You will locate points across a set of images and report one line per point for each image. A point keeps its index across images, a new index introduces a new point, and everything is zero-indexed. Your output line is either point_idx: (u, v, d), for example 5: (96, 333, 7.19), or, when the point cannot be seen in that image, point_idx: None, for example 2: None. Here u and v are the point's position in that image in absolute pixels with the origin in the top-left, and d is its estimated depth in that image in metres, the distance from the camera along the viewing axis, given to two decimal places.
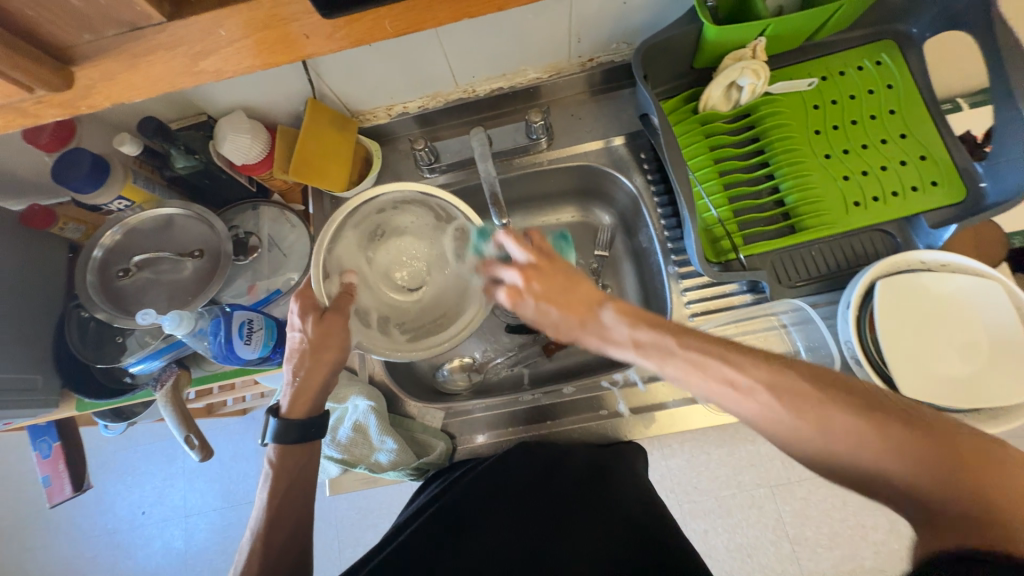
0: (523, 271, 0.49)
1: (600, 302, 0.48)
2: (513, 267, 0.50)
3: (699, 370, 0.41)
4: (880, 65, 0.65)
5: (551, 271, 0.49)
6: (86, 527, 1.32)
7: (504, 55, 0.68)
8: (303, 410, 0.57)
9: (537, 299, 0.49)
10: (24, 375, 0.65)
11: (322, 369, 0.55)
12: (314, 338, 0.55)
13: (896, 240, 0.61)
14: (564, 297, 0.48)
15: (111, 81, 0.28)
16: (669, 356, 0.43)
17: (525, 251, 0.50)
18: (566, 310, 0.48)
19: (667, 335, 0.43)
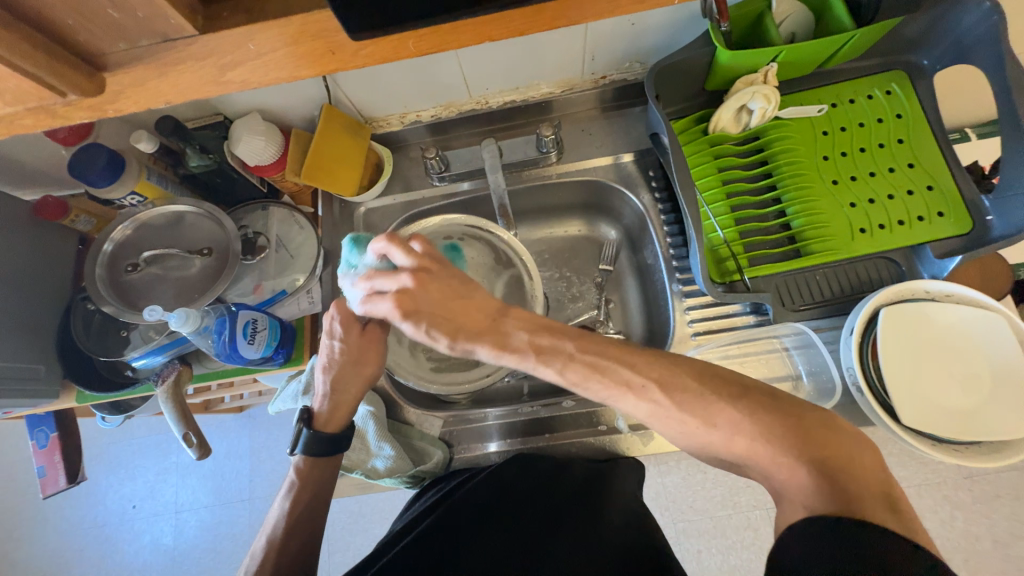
0: (414, 277, 0.45)
1: (500, 311, 0.46)
2: (388, 296, 0.44)
3: (598, 373, 0.43)
4: (890, 95, 0.66)
5: (438, 280, 0.45)
6: (76, 518, 1.31)
7: (518, 69, 0.69)
8: (334, 427, 0.58)
9: (425, 319, 0.44)
10: (28, 364, 0.66)
11: (357, 381, 0.57)
12: (347, 353, 0.56)
13: (901, 267, 0.61)
14: (457, 305, 0.45)
15: (141, 88, 0.28)
16: (568, 360, 0.43)
17: (410, 254, 0.46)
18: (461, 323, 0.45)
19: (566, 341, 0.44)
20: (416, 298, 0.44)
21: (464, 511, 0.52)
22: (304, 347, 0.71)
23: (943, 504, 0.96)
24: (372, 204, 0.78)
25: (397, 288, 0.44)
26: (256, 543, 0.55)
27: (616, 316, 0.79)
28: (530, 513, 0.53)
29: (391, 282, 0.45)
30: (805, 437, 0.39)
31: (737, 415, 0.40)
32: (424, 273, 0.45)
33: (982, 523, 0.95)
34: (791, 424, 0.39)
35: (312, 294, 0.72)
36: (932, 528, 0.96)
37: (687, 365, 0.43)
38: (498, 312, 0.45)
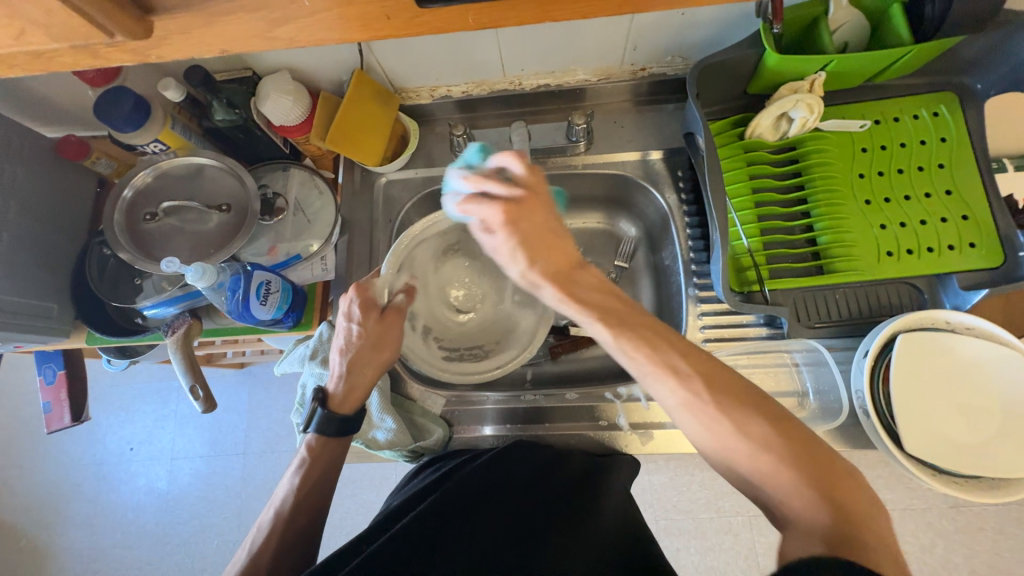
0: (513, 207, 0.44)
1: (579, 263, 0.47)
2: (493, 202, 0.44)
3: (648, 348, 0.44)
4: (936, 117, 0.63)
5: (535, 211, 0.45)
6: (75, 454, 1.35)
7: (556, 52, 0.68)
8: (349, 408, 0.59)
9: (515, 238, 0.44)
10: (42, 302, 0.66)
11: (375, 364, 0.58)
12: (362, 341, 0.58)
13: (923, 295, 0.60)
14: (548, 240, 0.45)
15: (186, 35, 0.28)
16: (624, 325, 0.45)
17: (511, 185, 0.45)
18: (545, 255, 0.45)
19: (627, 310, 0.46)
20: (521, 226, 0.44)
21: (467, 490, 0.52)
22: (314, 313, 0.71)
23: (926, 530, 0.97)
24: (394, 176, 0.77)
25: (501, 199, 0.44)
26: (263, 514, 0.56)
27: None
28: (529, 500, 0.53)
29: (493, 200, 0.44)
30: (825, 476, 0.39)
31: (769, 430, 0.40)
32: (516, 205, 0.44)
33: (962, 553, 0.96)
34: (817, 466, 0.39)
35: (326, 261, 0.71)
36: (911, 553, 0.97)
37: (739, 377, 0.43)
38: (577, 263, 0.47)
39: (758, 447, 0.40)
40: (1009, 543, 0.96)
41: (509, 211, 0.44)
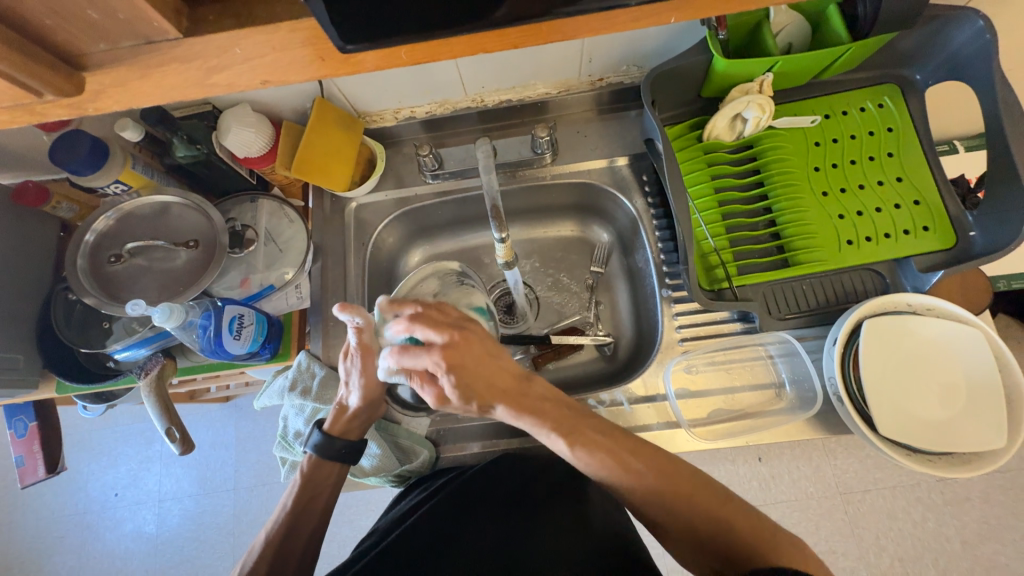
0: (445, 352, 0.49)
1: (518, 377, 0.53)
2: (433, 352, 0.49)
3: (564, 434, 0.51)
4: (882, 108, 0.66)
5: (478, 362, 0.51)
6: (56, 505, 1.30)
7: (514, 69, 0.69)
8: (343, 426, 0.61)
9: (459, 381, 0.50)
10: (5, 354, 0.64)
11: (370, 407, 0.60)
12: (365, 375, 0.58)
13: (885, 279, 0.62)
14: (491, 366, 0.52)
15: (122, 88, 0.28)
16: (541, 401, 0.53)
17: (436, 331, 0.50)
18: (490, 382, 0.51)
19: (550, 405, 0.52)
20: (454, 353, 0.50)
21: (453, 508, 0.53)
22: (291, 341, 0.71)
23: (916, 505, 0.99)
24: (364, 200, 0.77)
25: (436, 348, 0.49)
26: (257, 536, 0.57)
27: (606, 318, 0.80)
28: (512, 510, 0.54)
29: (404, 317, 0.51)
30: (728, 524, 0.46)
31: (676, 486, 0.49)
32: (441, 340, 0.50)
33: (951, 524, 0.98)
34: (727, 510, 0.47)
35: (301, 289, 0.71)
36: (904, 529, 0.99)
37: (645, 453, 0.50)
38: (523, 377, 0.53)
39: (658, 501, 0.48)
40: (996, 510, 0.98)
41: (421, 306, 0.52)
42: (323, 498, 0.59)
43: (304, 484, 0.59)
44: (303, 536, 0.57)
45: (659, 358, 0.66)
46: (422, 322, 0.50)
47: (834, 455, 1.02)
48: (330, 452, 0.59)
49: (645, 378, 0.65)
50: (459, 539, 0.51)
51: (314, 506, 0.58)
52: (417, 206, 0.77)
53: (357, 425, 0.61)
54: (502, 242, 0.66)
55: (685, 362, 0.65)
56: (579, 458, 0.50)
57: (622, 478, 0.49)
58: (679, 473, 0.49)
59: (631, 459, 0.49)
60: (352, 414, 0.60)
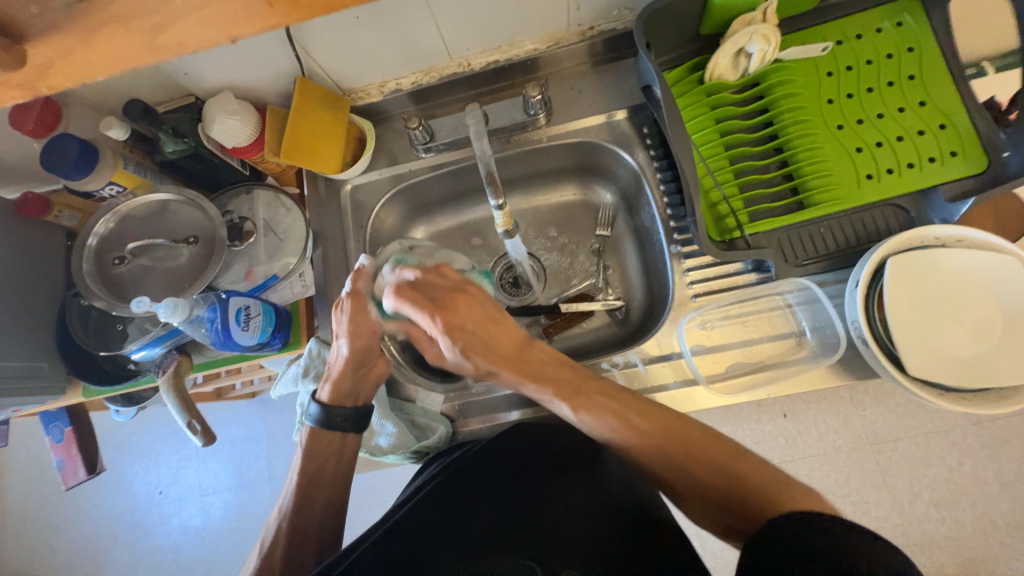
0: (443, 312, 0.51)
1: (526, 341, 0.54)
2: (428, 316, 0.51)
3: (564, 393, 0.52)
4: (900, 27, 0.61)
5: (472, 302, 0.53)
6: (107, 505, 1.37)
7: (498, 26, 0.65)
8: (336, 394, 0.60)
9: (460, 338, 0.52)
10: (30, 363, 0.66)
11: (366, 376, 0.60)
12: (353, 325, 0.56)
13: (910, 214, 0.58)
14: (491, 328, 0.53)
15: (70, 59, 0.28)
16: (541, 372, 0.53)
17: (428, 297, 0.52)
18: (493, 346, 0.53)
19: (555, 365, 0.54)
20: (450, 317, 0.52)
21: (467, 479, 0.53)
22: (301, 331, 0.71)
23: (952, 450, 0.97)
24: (358, 181, 0.76)
25: (431, 312, 0.51)
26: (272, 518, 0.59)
27: (615, 282, 0.78)
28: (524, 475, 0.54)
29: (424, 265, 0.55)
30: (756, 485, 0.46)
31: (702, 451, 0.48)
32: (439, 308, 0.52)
33: (991, 467, 0.95)
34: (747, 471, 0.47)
35: (305, 277, 0.70)
36: (940, 475, 0.97)
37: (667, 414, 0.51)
38: (524, 342, 0.54)
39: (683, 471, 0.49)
40: None
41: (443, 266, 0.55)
42: (331, 471, 0.60)
43: (308, 456, 0.59)
44: (317, 508, 0.59)
45: (673, 317, 0.64)
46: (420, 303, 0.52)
47: (863, 405, 0.99)
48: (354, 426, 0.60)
49: (658, 337, 0.63)
50: (472, 512, 0.51)
51: (322, 478, 0.59)
52: (412, 182, 0.76)
53: (347, 391, 0.59)
54: (501, 210, 0.64)
55: (699, 318, 0.63)
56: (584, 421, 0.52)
57: (621, 430, 0.51)
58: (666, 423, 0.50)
59: (632, 416, 0.50)
60: (336, 379, 0.58)
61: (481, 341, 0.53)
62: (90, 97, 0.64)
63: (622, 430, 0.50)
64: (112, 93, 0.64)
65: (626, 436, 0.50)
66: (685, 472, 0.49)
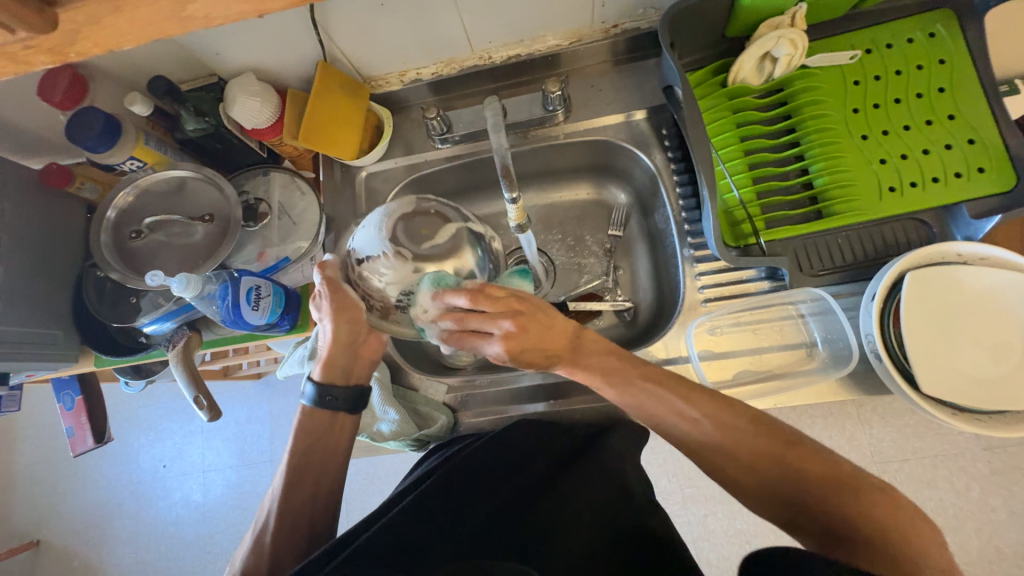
0: (515, 322, 0.47)
1: (576, 334, 0.52)
2: (494, 342, 0.48)
3: (608, 381, 0.52)
4: (932, 38, 0.60)
5: (534, 313, 0.49)
6: (112, 475, 1.40)
7: (523, 20, 0.65)
8: (329, 375, 0.59)
9: (525, 352, 0.49)
10: (45, 330, 0.67)
11: (359, 353, 0.59)
12: (334, 307, 0.54)
13: (932, 229, 0.57)
14: (546, 335, 0.50)
15: (97, 25, 0.28)
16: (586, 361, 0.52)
17: (493, 308, 0.47)
18: (549, 349, 0.50)
19: (614, 360, 0.52)
20: (520, 338, 0.48)
21: (465, 472, 0.53)
22: (309, 313, 0.71)
23: (959, 474, 0.95)
24: (374, 168, 0.76)
25: (500, 336, 0.48)
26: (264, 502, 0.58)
27: (625, 283, 0.77)
28: (519, 475, 0.55)
29: (454, 300, 0.46)
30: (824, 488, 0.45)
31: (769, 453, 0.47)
32: (513, 331, 0.48)
33: (998, 494, 0.93)
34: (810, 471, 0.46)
35: (316, 261, 0.71)
36: (945, 500, 0.95)
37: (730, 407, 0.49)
38: (574, 336, 0.52)
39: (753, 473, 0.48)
40: None
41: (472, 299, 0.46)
42: (320, 455, 0.60)
43: (299, 437, 0.59)
44: (306, 491, 0.59)
45: (681, 320, 0.63)
46: (488, 317, 0.47)
47: (869, 423, 0.98)
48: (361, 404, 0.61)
49: (666, 340, 0.63)
50: (468, 504, 0.50)
51: (311, 464, 0.59)
52: (427, 173, 0.76)
53: (340, 369, 0.59)
54: (514, 203, 0.63)
55: (708, 323, 0.62)
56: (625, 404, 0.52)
57: (685, 430, 0.50)
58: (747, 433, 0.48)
59: (684, 404, 0.50)
60: (326, 360, 0.58)
61: (544, 353, 0.50)
62: (116, 72, 0.66)
63: (677, 418, 0.50)
64: (138, 69, 0.65)
65: (683, 426, 0.50)
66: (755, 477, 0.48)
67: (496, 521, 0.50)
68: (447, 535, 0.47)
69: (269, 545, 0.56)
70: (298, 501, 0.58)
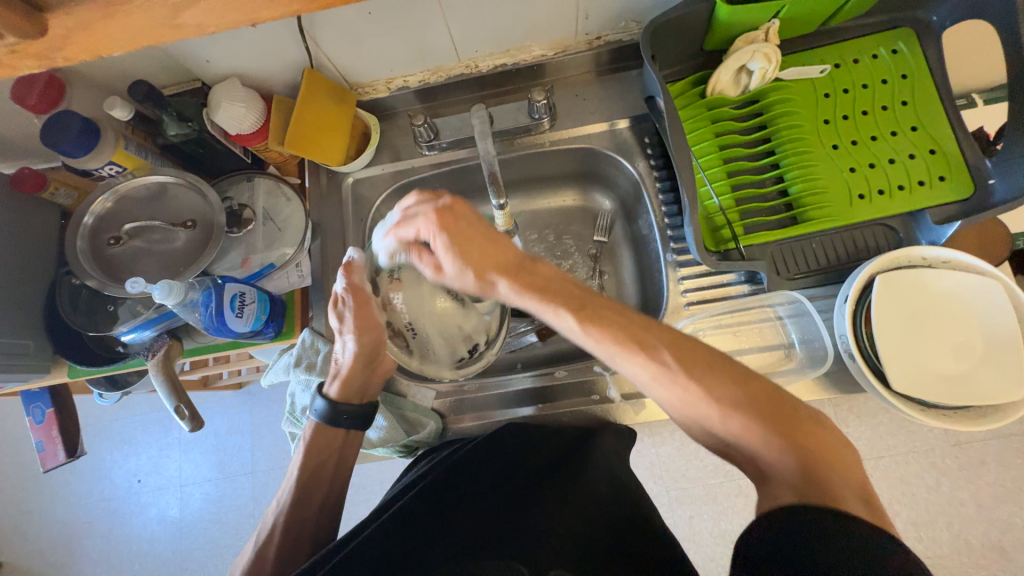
0: (452, 200, 0.49)
1: (524, 258, 0.49)
2: (426, 212, 0.48)
3: (578, 311, 0.46)
4: (895, 55, 0.63)
5: (473, 219, 0.49)
6: (83, 492, 1.34)
7: (508, 30, 0.67)
8: (343, 392, 0.60)
9: (455, 243, 0.47)
10: (17, 340, 0.65)
11: (375, 372, 0.61)
12: (358, 322, 0.57)
13: (899, 234, 0.60)
14: (485, 240, 0.48)
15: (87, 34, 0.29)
16: (533, 276, 0.48)
17: (430, 198, 0.50)
18: (489, 257, 0.48)
19: (573, 287, 0.48)
20: (452, 224, 0.48)
21: (455, 480, 0.52)
22: (295, 321, 0.70)
23: (930, 470, 0.98)
24: (360, 175, 0.76)
25: (430, 210, 0.48)
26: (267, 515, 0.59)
27: (610, 288, 0.79)
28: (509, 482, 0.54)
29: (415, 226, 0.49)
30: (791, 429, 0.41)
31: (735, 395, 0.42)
32: (448, 209, 0.48)
33: (967, 489, 0.97)
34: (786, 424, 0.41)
35: (301, 267, 0.70)
36: (917, 494, 0.98)
37: (692, 341, 0.45)
38: (524, 259, 0.48)
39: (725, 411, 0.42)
40: (1013, 474, 0.96)
41: (439, 222, 0.48)
42: (332, 466, 0.61)
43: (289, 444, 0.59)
44: (317, 498, 0.60)
45: (666, 323, 0.65)
46: (422, 206, 0.50)
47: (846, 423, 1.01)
48: (336, 420, 0.59)
49: None
50: (458, 508, 0.51)
51: (323, 474, 0.60)
52: (414, 179, 0.76)
53: (356, 387, 0.60)
54: (501, 209, 0.65)
55: (691, 326, 0.64)
56: (588, 335, 0.46)
57: (635, 363, 0.45)
58: (705, 368, 0.44)
59: (626, 320, 0.46)
60: (344, 376, 0.59)
61: (484, 261, 0.48)
62: (96, 76, 0.64)
63: (633, 350, 0.45)
64: (119, 73, 0.64)
65: (636, 358, 0.45)
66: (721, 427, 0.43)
67: (488, 525, 0.50)
68: (436, 543, 0.47)
69: (274, 555, 0.56)
70: (309, 507, 0.59)
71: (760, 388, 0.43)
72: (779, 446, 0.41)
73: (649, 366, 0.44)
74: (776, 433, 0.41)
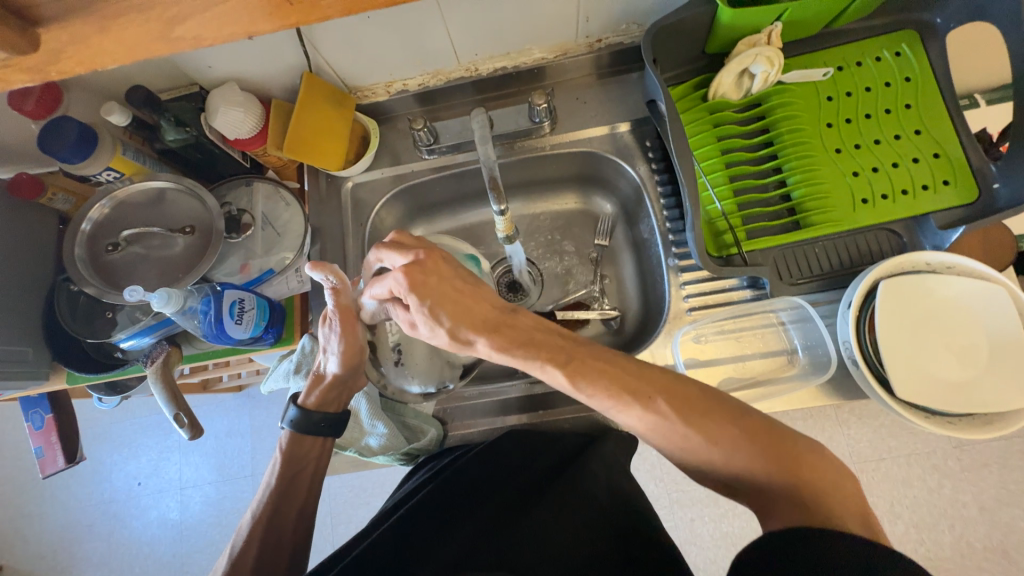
0: (405, 269, 0.48)
1: (506, 306, 0.50)
2: (395, 271, 0.49)
3: (562, 366, 0.46)
4: (899, 57, 0.63)
5: (444, 280, 0.49)
6: (83, 496, 1.34)
7: (509, 33, 0.66)
8: (317, 400, 0.60)
9: (428, 300, 0.48)
10: (14, 348, 0.64)
11: (353, 386, 0.61)
12: (345, 341, 0.57)
13: (902, 240, 0.59)
14: (467, 296, 0.49)
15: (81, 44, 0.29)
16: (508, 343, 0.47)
17: (402, 253, 0.50)
18: (465, 312, 0.48)
19: (553, 339, 0.48)
20: (420, 281, 0.48)
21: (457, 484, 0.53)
22: (294, 326, 0.70)
23: (932, 473, 0.98)
24: (360, 179, 0.76)
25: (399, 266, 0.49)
26: (243, 520, 0.56)
27: (612, 292, 0.78)
28: (508, 486, 0.55)
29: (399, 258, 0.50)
30: (789, 457, 0.41)
31: (736, 433, 0.42)
32: (420, 264, 0.49)
33: (969, 490, 0.97)
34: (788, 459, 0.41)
35: (301, 273, 0.69)
36: (919, 496, 0.98)
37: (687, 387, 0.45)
38: (507, 307, 0.50)
39: (727, 450, 0.42)
40: (1015, 475, 0.96)
41: (408, 279, 0.48)
42: (310, 471, 0.60)
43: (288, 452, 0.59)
44: (288, 507, 0.58)
45: (668, 329, 0.64)
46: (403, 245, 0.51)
47: (848, 425, 1.01)
48: (310, 427, 0.59)
49: (653, 349, 0.64)
50: (461, 515, 0.51)
51: (301, 481, 0.59)
52: (414, 183, 0.76)
53: (334, 398, 0.61)
54: (502, 214, 0.64)
55: (693, 332, 0.63)
56: (580, 392, 0.46)
57: (633, 415, 0.45)
58: (697, 409, 0.43)
59: (622, 375, 0.45)
60: (323, 386, 0.59)
61: (466, 322, 0.48)
62: (92, 80, 0.64)
63: (615, 404, 0.45)
64: (116, 78, 0.64)
65: (622, 413, 0.45)
66: (717, 467, 0.43)
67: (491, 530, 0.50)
68: (439, 549, 0.47)
69: (251, 565, 0.53)
70: (279, 516, 0.57)
71: (756, 425, 0.43)
72: (777, 474, 0.41)
73: (636, 409, 0.44)
74: (773, 460, 0.41)
